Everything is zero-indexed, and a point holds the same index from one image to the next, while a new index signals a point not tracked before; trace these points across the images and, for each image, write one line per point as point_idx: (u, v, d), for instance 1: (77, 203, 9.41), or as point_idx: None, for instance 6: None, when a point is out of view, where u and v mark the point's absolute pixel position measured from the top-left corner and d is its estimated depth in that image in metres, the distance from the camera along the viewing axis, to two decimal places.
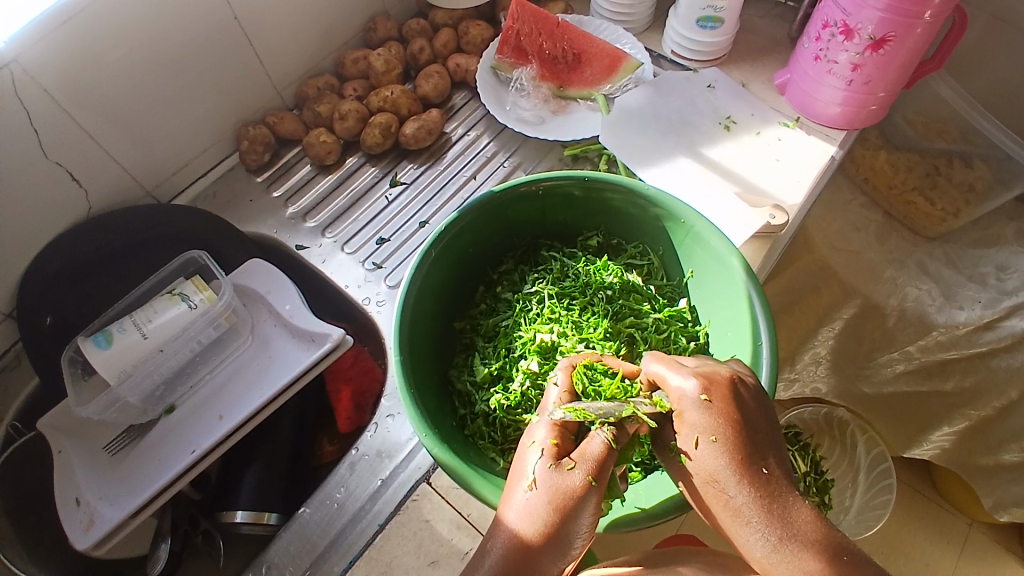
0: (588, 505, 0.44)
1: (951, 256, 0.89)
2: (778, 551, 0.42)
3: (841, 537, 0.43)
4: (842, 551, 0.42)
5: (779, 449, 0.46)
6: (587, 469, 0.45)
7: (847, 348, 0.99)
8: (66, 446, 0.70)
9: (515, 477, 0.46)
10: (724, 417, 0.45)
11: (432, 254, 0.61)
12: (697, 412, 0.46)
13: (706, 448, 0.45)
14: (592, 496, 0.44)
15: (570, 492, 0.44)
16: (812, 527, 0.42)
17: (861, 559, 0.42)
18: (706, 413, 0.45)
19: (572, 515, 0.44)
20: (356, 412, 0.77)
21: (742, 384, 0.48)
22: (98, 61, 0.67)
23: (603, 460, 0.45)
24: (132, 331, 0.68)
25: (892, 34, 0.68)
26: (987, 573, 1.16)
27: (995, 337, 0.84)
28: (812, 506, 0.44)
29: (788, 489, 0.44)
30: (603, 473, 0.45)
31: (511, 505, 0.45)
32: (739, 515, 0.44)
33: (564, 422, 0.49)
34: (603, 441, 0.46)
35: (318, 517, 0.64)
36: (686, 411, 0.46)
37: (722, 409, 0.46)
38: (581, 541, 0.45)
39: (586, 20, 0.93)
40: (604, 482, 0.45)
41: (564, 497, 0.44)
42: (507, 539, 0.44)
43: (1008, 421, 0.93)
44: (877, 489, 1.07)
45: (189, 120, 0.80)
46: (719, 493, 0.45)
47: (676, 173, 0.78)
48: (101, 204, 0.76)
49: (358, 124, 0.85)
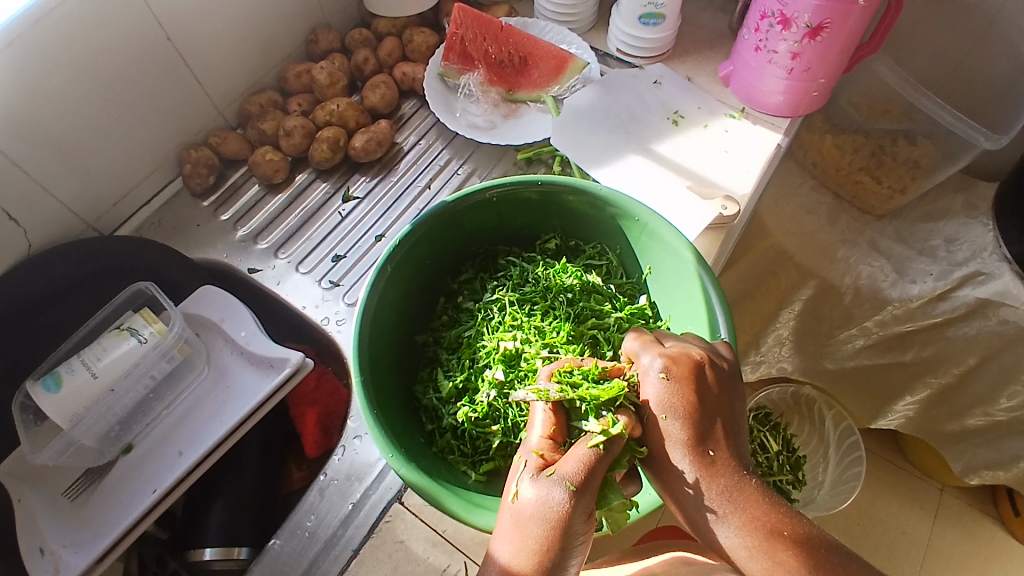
0: (577, 515, 0.43)
1: (901, 231, 0.92)
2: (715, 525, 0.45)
3: (781, 514, 0.45)
4: (780, 525, 0.45)
5: (732, 431, 0.48)
6: (569, 478, 0.44)
7: (809, 328, 1.01)
8: (25, 495, 0.67)
9: (504, 496, 0.47)
10: (680, 395, 0.48)
11: (388, 269, 0.60)
12: (655, 390, 0.49)
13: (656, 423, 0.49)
14: (581, 504, 0.44)
15: (556, 502, 0.43)
16: (753, 501, 0.45)
17: (795, 534, 0.45)
18: (663, 391, 0.48)
19: (563, 525, 0.43)
20: (323, 435, 0.76)
21: (711, 364, 0.50)
22: (28, 94, 0.64)
23: (588, 466, 0.44)
24: (81, 370, 0.65)
25: (829, 21, 0.69)
26: (960, 536, 1.19)
27: (949, 307, 0.86)
28: (757, 485, 0.46)
29: (734, 470, 0.46)
30: (589, 480, 0.44)
31: (500, 533, 0.45)
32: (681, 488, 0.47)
33: (553, 434, 0.49)
34: (587, 449, 0.45)
35: (289, 548, 0.62)
36: (647, 387, 0.49)
37: (681, 388, 0.48)
38: (580, 549, 0.44)
39: (530, 22, 0.92)
40: (594, 487, 0.44)
41: (550, 507, 0.43)
42: (497, 556, 0.45)
43: (969, 388, 0.96)
44: (847, 462, 1.08)
45: (129, 146, 0.77)
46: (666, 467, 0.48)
47: (630, 170, 0.78)
48: (41, 241, 0.73)
49: (306, 139, 0.83)
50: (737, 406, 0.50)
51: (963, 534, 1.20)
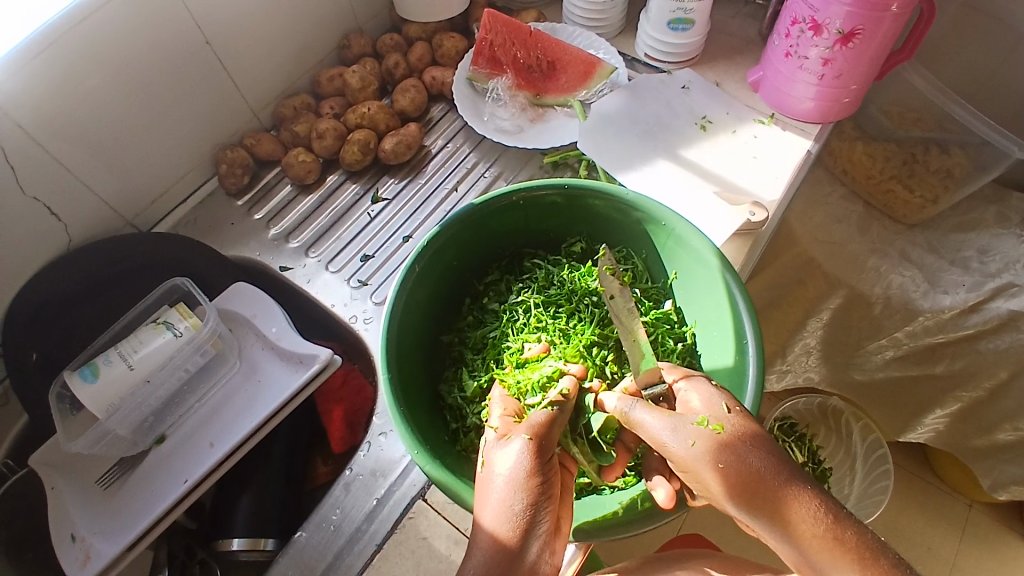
0: (539, 465, 0.46)
1: (933, 242, 0.90)
2: (834, 523, 0.43)
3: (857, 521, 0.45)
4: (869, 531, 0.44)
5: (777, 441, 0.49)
6: (526, 432, 0.47)
7: (836, 338, 1.00)
8: (59, 482, 0.69)
9: (482, 472, 0.48)
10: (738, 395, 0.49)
11: (416, 270, 0.61)
12: (712, 388, 0.49)
13: (736, 417, 0.46)
14: (540, 455, 0.46)
15: (518, 452, 0.46)
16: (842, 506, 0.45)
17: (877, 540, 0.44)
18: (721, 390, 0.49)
19: (529, 476, 0.45)
20: (349, 431, 0.78)
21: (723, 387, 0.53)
22: (72, 94, 0.67)
23: (545, 424, 0.48)
24: (119, 362, 0.67)
25: (861, 27, 0.68)
26: (988, 554, 1.16)
27: (981, 319, 0.84)
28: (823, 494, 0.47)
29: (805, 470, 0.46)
30: (544, 434, 0.48)
31: (487, 505, 0.46)
32: (797, 487, 0.43)
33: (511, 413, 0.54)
34: (541, 411, 0.49)
35: (315, 540, 0.63)
36: (700, 391, 0.49)
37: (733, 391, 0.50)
38: (547, 503, 0.46)
39: (558, 28, 0.93)
40: (550, 444, 0.48)
41: (514, 460, 0.46)
42: (480, 527, 0.45)
43: (1000, 402, 0.94)
44: (874, 476, 1.08)
45: (167, 146, 0.80)
46: (771, 463, 0.44)
47: (657, 176, 0.79)
48: (82, 235, 0.76)
49: (337, 142, 0.85)
50: None
51: (992, 554, 1.16)
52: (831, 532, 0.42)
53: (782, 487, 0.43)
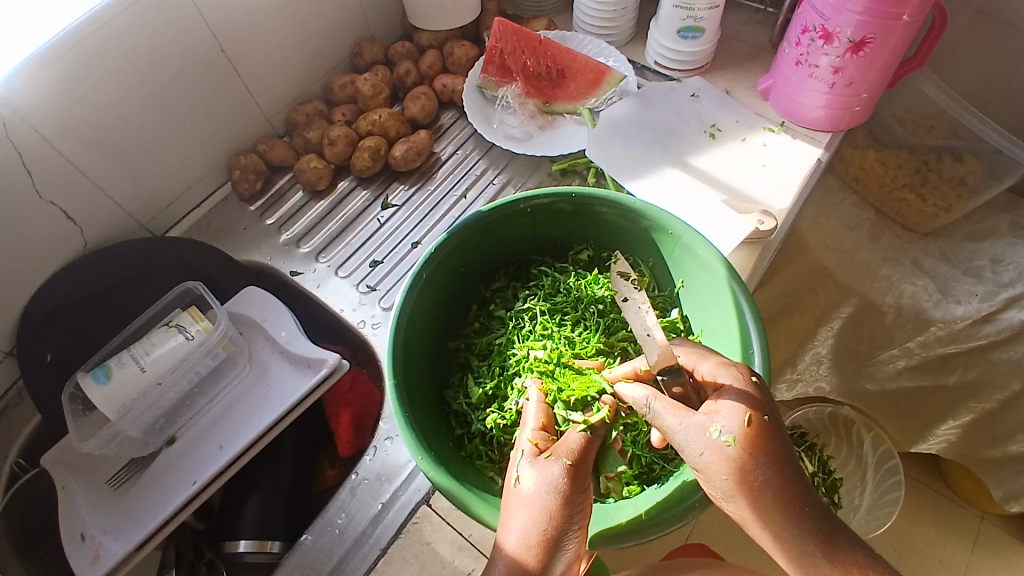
0: (574, 489, 0.47)
1: (946, 251, 0.89)
2: (828, 542, 0.45)
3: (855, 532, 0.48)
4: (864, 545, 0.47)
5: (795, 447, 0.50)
6: (565, 457, 0.48)
7: (847, 347, 0.99)
8: (70, 482, 0.71)
9: (509, 488, 0.49)
10: (770, 404, 0.48)
11: (423, 276, 0.62)
12: (741, 393, 0.48)
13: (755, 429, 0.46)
14: (576, 481, 0.47)
15: (554, 476, 0.47)
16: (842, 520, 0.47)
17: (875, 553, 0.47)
18: (752, 395, 0.48)
19: (562, 500, 0.46)
20: (356, 435, 0.78)
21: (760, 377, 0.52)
22: (88, 100, 0.69)
23: (581, 448, 0.49)
24: (131, 364, 0.68)
25: (872, 36, 0.68)
26: (1002, 567, 1.14)
27: (994, 330, 0.84)
28: None
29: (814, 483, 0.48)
30: (581, 459, 0.48)
31: (509, 528, 0.46)
32: (797, 507, 0.45)
33: (544, 426, 0.53)
34: (578, 434, 0.50)
35: (320, 544, 0.64)
36: (727, 393, 0.48)
37: (768, 395, 0.49)
38: (577, 525, 0.47)
39: (568, 36, 0.93)
40: (586, 468, 0.48)
41: (550, 486, 0.46)
42: (505, 548, 0.46)
43: (1013, 414, 0.93)
44: (886, 486, 1.06)
45: (181, 151, 0.81)
46: (778, 482, 0.45)
47: (666, 184, 0.79)
48: (97, 239, 0.77)
49: (348, 148, 0.86)
50: None
51: (1006, 568, 1.14)
52: (822, 549, 0.45)
53: (783, 504, 0.45)
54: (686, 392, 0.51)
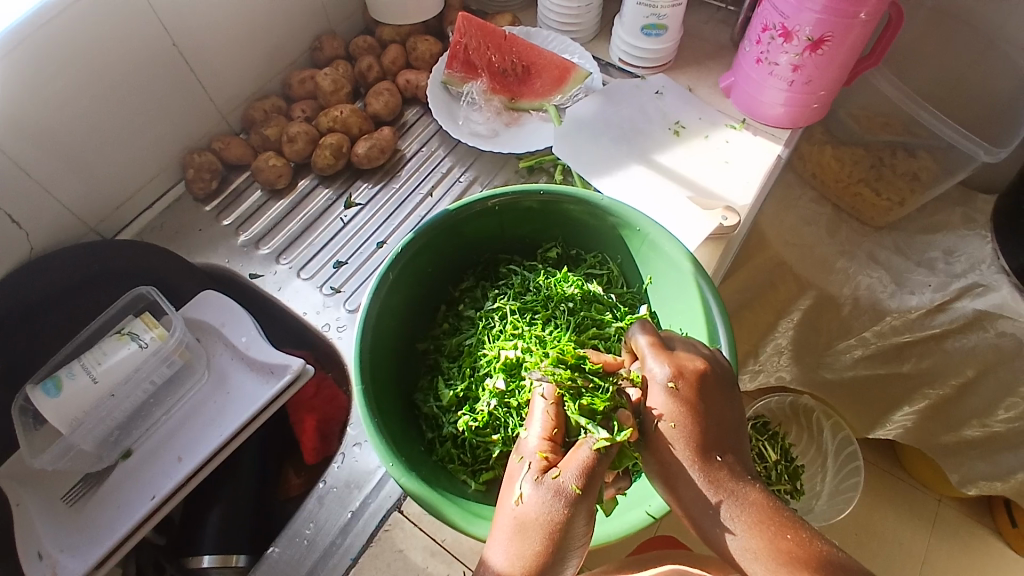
0: (579, 515, 0.45)
1: (900, 244, 0.92)
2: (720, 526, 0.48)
3: (782, 516, 0.48)
4: (784, 526, 0.48)
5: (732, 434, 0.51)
6: (572, 481, 0.45)
7: (807, 338, 1.01)
8: (24, 498, 0.66)
9: (504, 498, 0.48)
10: (685, 408, 0.49)
11: (390, 277, 0.60)
12: (661, 395, 0.50)
13: (678, 407, 0.49)
14: (582, 503, 0.45)
15: (559, 502, 0.45)
16: (759, 507, 0.48)
17: (798, 535, 0.48)
18: (670, 397, 0.49)
19: (564, 527, 0.45)
20: (321, 442, 0.76)
21: (714, 372, 0.51)
22: (35, 98, 0.65)
23: (592, 470, 0.46)
24: (82, 374, 0.65)
25: (830, 34, 0.70)
26: (959, 548, 1.19)
27: (947, 318, 0.86)
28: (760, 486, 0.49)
29: (738, 474, 0.49)
30: (592, 482, 0.46)
31: (497, 542, 0.46)
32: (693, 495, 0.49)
33: (553, 434, 0.49)
34: (589, 453, 0.46)
35: (287, 556, 0.62)
36: (653, 392, 0.50)
37: (687, 399, 0.49)
38: (579, 547, 0.46)
39: (533, 32, 0.93)
40: (595, 490, 0.46)
41: (552, 511, 0.45)
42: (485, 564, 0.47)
43: (966, 400, 0.97)
44: (845, 473, 1.09)
45: (133, 151, 0.77)
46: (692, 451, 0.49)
47: (632, 181, 0.79)
48: (43, 244, 0.73)
49: (309, 146, 0.83)
50: (727, 415, 0.51)
51: (959, 547, 1.19)
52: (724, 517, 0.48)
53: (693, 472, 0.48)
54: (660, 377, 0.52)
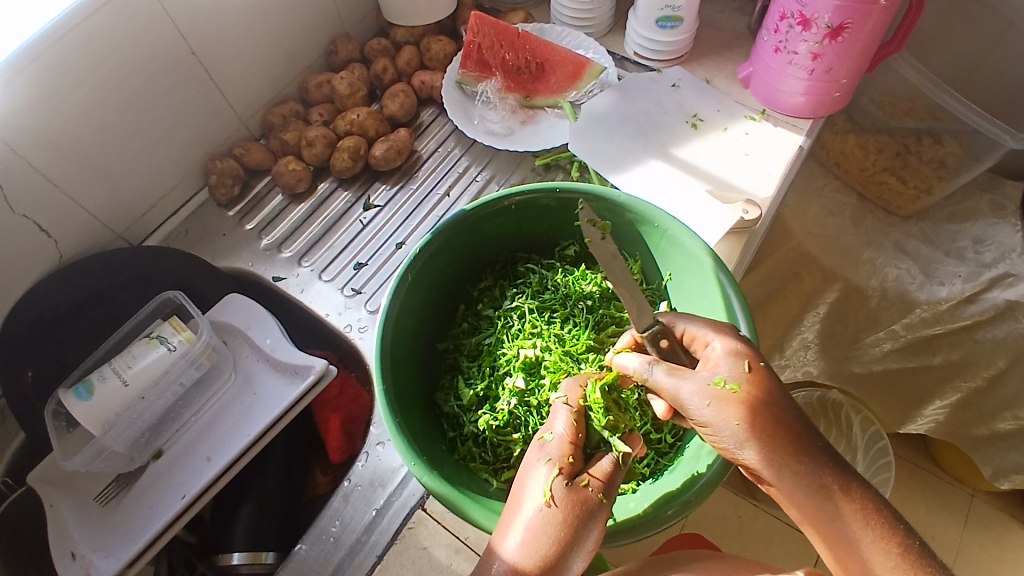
0: (600, 522, 0.48)
1: (928, 233, 0.90)
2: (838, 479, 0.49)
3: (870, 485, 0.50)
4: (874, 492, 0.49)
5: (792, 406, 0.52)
6: (602, 492, 0.48)
7: (833, 331, 0.99)
8: (57, 500, 0.69)
9: (529, 495, 0.49)
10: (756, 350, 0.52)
11: (409, 277, 0.61)
12: (727, 341, 0.51)
13: (764, 379, 0.50)
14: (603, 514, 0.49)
15: (590, 509, 0.48)
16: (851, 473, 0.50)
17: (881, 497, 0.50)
18: (737, 341, 0.51)
19: (588, 533, 0.47)
20: (347, 441, 0.77)
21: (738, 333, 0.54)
22: (61, 109, 0.67)
23: (613, 479, 0.50)
24: (113, 378, 0.67)
25: (850, 21, 0.68)
26: (992, 542, 1.17)
27: (978, 309, 0.85)
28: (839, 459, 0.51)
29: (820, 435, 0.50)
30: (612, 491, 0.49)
31: (522, 540, 0.47)
32: (799, 441, 0.49)
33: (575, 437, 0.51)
34: (611, 460, 0.50)
35: (315, 553, 0.63)
36: (717, 345, 0.51)
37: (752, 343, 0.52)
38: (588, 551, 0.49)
39: (547, 28, 0.92)
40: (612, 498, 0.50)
41: (580, 515, 0.47)
42: (501, 555, 0.47)
43: (999, 390, 0.94)
44: (876, 466, 1.10)
45: (156, 159, 0.79)
46: (787, 421, 0.49)
47: (650, 176, 0.78)
48: (72, 251, 0.75)
49: (327, 149, 0.84)
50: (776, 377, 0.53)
51: (997, 542, 1.16)
52: (833, 485, 0.48)
53: (803, 447, 0.49)
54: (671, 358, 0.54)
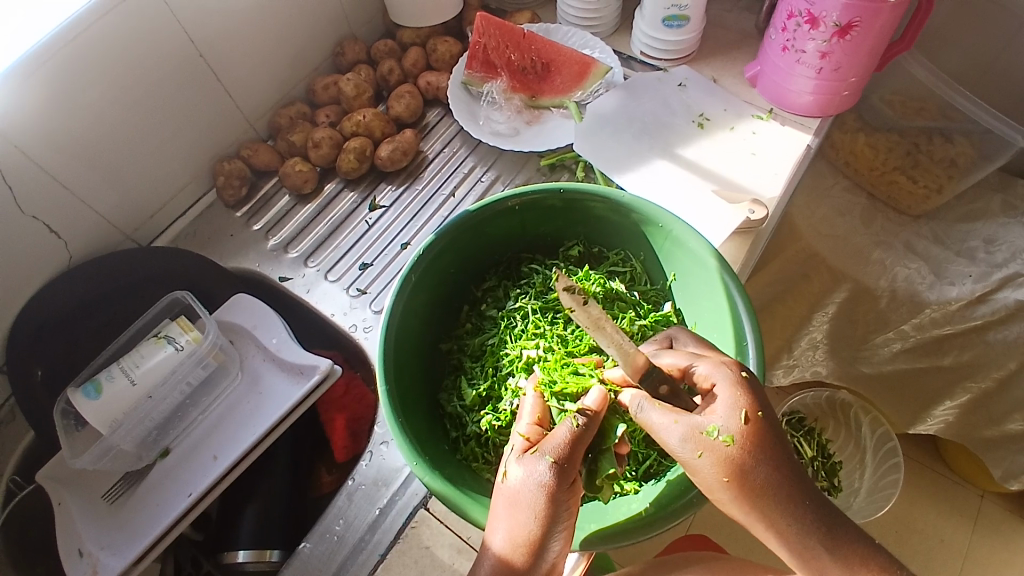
0: (560, 488, 0.47)
1: (939, 233, 0.89)
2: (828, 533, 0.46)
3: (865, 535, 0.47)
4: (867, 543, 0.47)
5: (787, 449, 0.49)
6: (550, 454, 0.47)
7: (842, 331, 0.98)
8: (66, 498, 0.70)
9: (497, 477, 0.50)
10: (761, 397, 0.48)
11: (412, 278, 0.61)
12: (727, 386, 0.48)
13: (762, 432, 0.46)
14: (562, 477, 0.47)
15: (540, 473, 0.46)
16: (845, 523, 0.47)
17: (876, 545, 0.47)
18: (739, 386, 0.47)
19: (546, 499, 0.46)
20: (352, 440, 0.77)
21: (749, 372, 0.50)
22: (72, 111, 0.68)
23: (569, 442, 0.48)
24: (121, 377, 0.68)
25: (858, 19, 0.68)
26: (1003, 547, 1.15)
27: (988, 310, 0.83)
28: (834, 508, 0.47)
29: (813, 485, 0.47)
30: (569, 457, 0.47)
31: (495, 528, 0.47)
32: (790, 500, 0.45)
33: (540, 421, 0.53)
34: (567, 427, 0.48)
35: (319, 551, 0.64)
36: (718, 387, 0.48)
37: (758, 389, 0.48)
38: (563, 525, 0.47)
39: (553, 28, 0.92)
40: (574, 462, 0.47)
41: (533, 483, 0.46)
42: (490, 545, 0.47)
43: (1010, 393, 0.93)
44: (884, 469, 1.06)
45: (164, 160, 0.80)
46: (782, 477, 0.46)
47: (655, 176, 0.78)
48: (82, 252, 0.76)
49: (333, 150, 0.85)
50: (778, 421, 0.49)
51: (1007, 545, 1.15)
52: (820, 543, 0.45)
53: (793, 507, 0.45)
54: (673, 391, 0.52)
